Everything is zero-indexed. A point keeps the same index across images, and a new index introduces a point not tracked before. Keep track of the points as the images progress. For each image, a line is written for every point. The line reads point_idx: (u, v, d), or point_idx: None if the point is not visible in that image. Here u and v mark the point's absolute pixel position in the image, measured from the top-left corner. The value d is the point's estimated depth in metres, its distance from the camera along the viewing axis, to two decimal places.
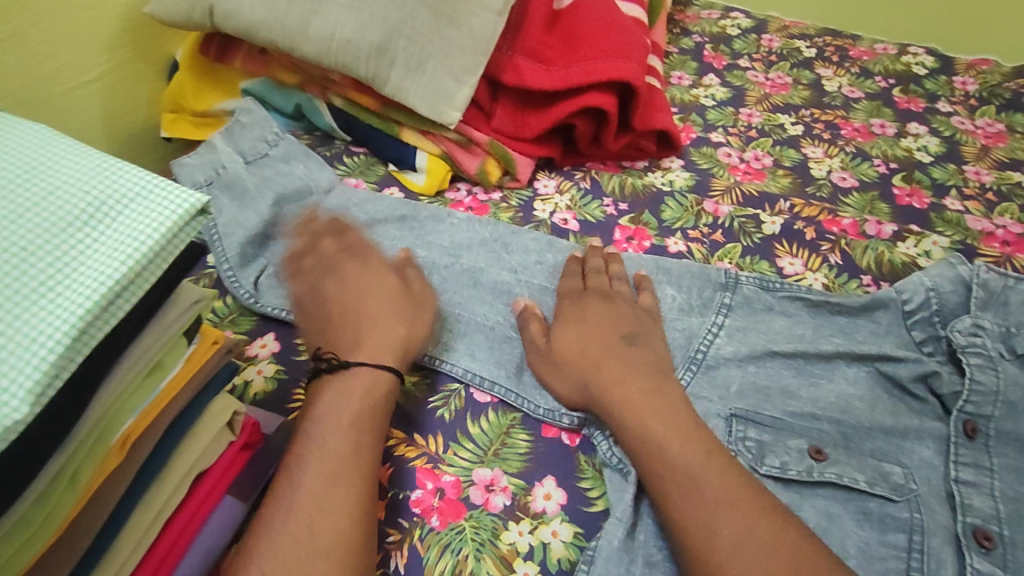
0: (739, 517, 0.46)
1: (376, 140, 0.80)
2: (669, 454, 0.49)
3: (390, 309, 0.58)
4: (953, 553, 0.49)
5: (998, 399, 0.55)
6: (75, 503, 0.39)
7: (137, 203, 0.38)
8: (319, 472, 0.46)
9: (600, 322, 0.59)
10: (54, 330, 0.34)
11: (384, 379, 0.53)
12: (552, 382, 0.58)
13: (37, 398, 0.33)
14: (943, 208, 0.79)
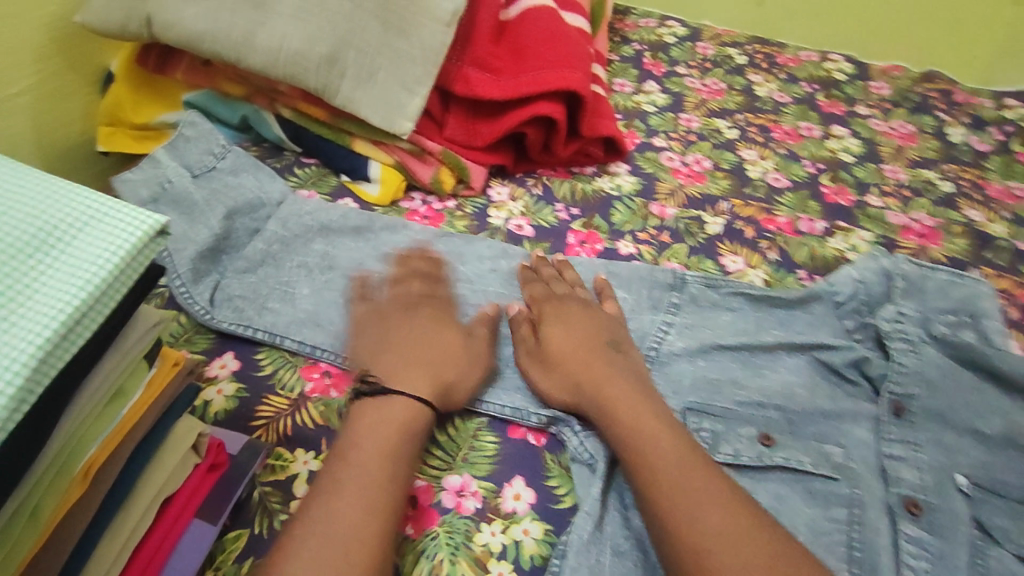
0: (712, 507, 0.48)
1: (327, 151, 0.79)
2: (658, 447, 0.52)
3: (439, 351, 0.58)
4: (888, 522, 0.54)
5: (920, 379, 0.61)
6: (36, 539, 0.38)
7: (92, 226, 0.37)
8: (358, 503, 0.46)
9: (574, 323, 0.62)
10: (12, 362, 0.33)
11: (423, 413, 0.53)
12: (537, 376, 0.59)
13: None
14: (866, 205, 0.85)
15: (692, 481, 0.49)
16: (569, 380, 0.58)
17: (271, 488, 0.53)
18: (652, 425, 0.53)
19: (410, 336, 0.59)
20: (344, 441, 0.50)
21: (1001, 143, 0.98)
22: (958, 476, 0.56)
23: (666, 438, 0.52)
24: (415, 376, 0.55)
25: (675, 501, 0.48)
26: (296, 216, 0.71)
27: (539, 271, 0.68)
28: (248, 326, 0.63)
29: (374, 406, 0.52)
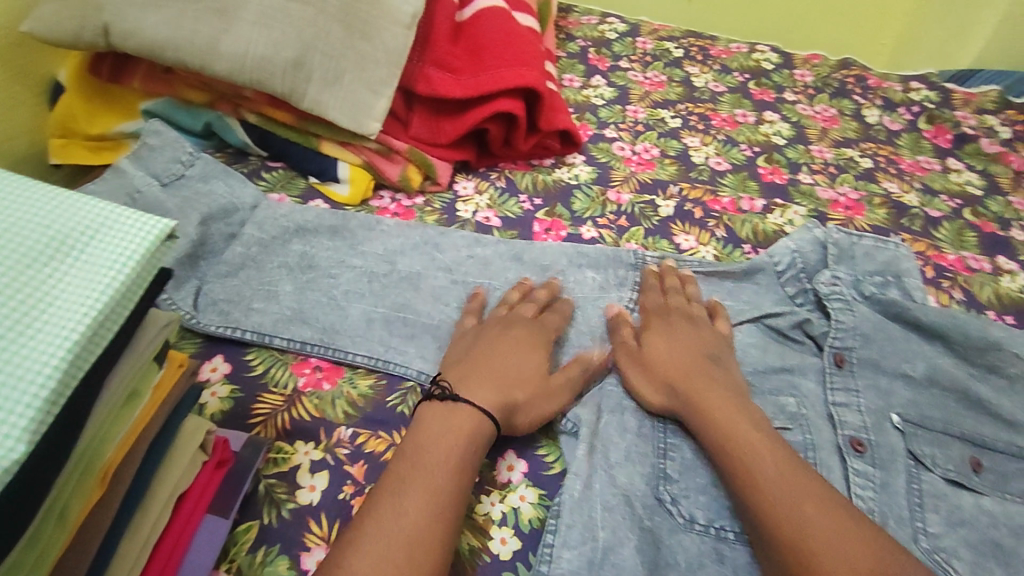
0: (797, 488, 0.51)
1: (295, 154, 0.81)
2: (756, 457, 0.54)
3: (516, 379, 0.59)
4: (838, 460, 0.61)
5: (856, 334, 0.69)
6: (62, 540, 0.39)
7: (102, 234, 0.39)
8: (425, 508, 0.48)
9: (683, 334, 0.66)
10: (42, 365, 0.34)
11: (487, 425, 0.55)
12: (635, 383, 0.63)
13: (32, 436, 0.32)
14: (798, 182, 0.93)
15: (773, 460, 0.53)
16: (664, 389, 0.62)
17: (275, 480, 0.54)
18: (752, 436, 0.56)
19: (490, 357, 0.61)
20: (412, 446, 0.53)
21: (908, 121, 1.09)
22: (892, 416, 0.64)
23: (766, 448, 0.54)
24: (490, 395, 0.57)
25: (779, 505, 0.50)
26: (271, 219, 0.72)
27: (663, 280, 0.73)
28: (235, 328, 0.64)
29: (444, 412, 0.55)
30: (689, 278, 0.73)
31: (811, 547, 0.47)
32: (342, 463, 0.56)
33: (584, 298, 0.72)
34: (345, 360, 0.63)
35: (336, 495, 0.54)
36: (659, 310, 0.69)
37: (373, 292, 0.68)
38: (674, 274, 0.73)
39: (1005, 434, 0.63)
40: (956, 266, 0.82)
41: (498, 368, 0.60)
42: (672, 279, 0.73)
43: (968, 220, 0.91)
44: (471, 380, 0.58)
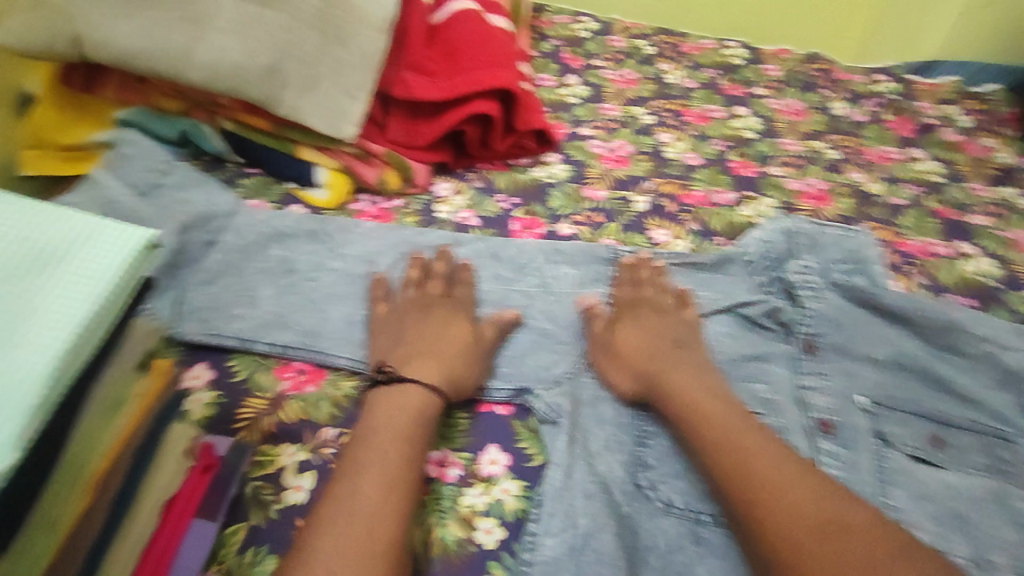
0: (762, 453, 0.55)
1: (271, 161, 0.82)
2: (716, 427, 0.57)
3: (453, 352, 0.63)
4: (808, 442, 0.64)
5: (825, 320, 0.71)
6: (53, 545, 0.40)
7: (82, 246, 0.40)
8: (381, 477, 0.50)
9: (652, 325, 0.70)
10: (30, 377, 0.34)
11: (434, 402, 0.58)
12: (608, 372, 0.66)
13: (20, 442, 0.33)
14: (769, 175, 0.96)
15: (732, 428, 0.57)
16: (635, 376, 0.65)
17: (261, 482, 0.55)
18: (713, 409, 0.59)
19: (422, 339, 0.64)
20: (365, 426, 0.55)
21: (874, 113, 1.12)
22: (859, 397, 0.67)
23: (726, 419, 0.58)
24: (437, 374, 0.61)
25: (744, 471, 0.54)
26: (249, 225, 0.72)
27: (636, 272, 0.75)
28: (217, 334, 0.64)
29: (395, 396, 0.58)
30: (661, 270, 0.76)
31: (773, 508, 0.51)
32: (327, 463, 0.57)
33: (562, 294, 0.74)
34: (328, 363, 0.64)
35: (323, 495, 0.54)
36: (630, 301, 0.72)
37: (355, 295, 0.69)
38: (647, 266, 0.76)
39: (965, 412, 0.66)
40: (919, 253, 0.85)
41: (435, 345, 0.64)
42: (647, 269, 0.76)
43: (931, 207, 0.94)
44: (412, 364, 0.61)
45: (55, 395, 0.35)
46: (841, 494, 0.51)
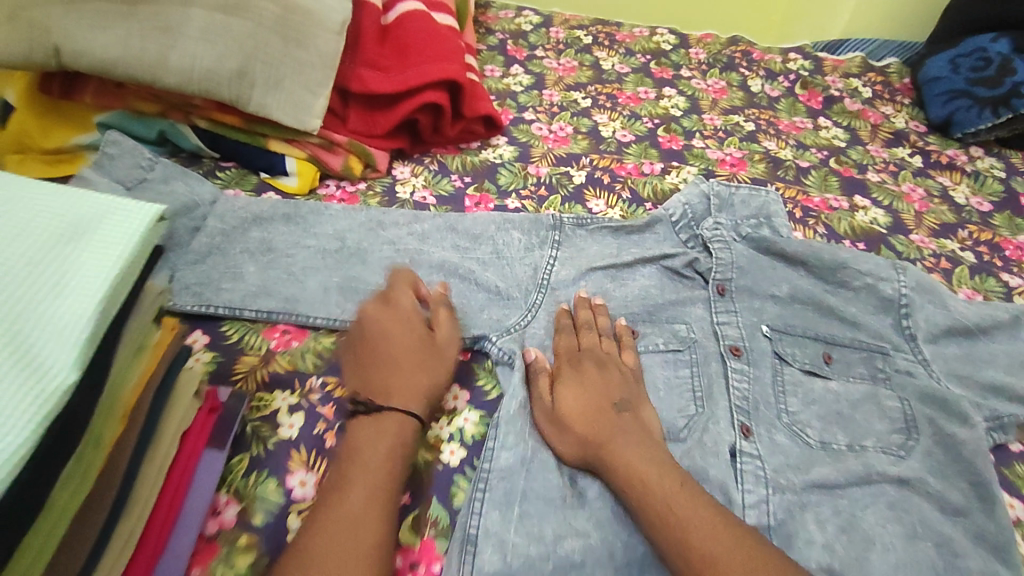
0: (704, 521, 0.55)
1: (245, 153, 0.91)
2: (652, 486, 0.58)
3: (414, 365, 0.67)
4: (720, 365, 0.76)
5: (734, 267, 0.84)
6: (100, 459, 0.48)
7: (109, 217, 0.48)
8: (362, 498, 0.55)
9: (592, 381, 0.69)
10: (79, 317, 0.42)
11: (410, 425, 0.62)
12: (554, 440, 0.66)
13: (82, 364, 0.42)
14: (692, 147, 1.08)
15: (674, 494, 0.58)
16: (579, 442, 0.65)
17: (259, 422, 0.65)
18: (651, 474, 0.60)
19: (383, 359, 0.67)
20: (336, 480, 0.57)
21: (787, 88, 1.25)
22: (763, 327, 0.79)
23: (666, 481, 0.59)
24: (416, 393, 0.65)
25: (687, 535, 0.54)
26: (230, 211, 0.81)
27: (576, 317, 0.78)
28: (208, 305, 0.73)
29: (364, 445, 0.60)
30: (601, 310, 0.78)
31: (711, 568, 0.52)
32: (314, 405, 0.67)
33: (512, 258, 0.84)
34: (308, 323, 0.74)
35: (311, 432, 0.65)
36: (572, 361, 0.72)
37: (329, 266, 0.78)
38: (586, 307, 0.78)
39: (849, 332, 0.80)
40: (820, 207, 0.98)
41: (397, 358, 0.67)
42: (585, 313, 0.78)
43: (833, 168, 1.07)
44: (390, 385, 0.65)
45: (98, 332, 0.43)
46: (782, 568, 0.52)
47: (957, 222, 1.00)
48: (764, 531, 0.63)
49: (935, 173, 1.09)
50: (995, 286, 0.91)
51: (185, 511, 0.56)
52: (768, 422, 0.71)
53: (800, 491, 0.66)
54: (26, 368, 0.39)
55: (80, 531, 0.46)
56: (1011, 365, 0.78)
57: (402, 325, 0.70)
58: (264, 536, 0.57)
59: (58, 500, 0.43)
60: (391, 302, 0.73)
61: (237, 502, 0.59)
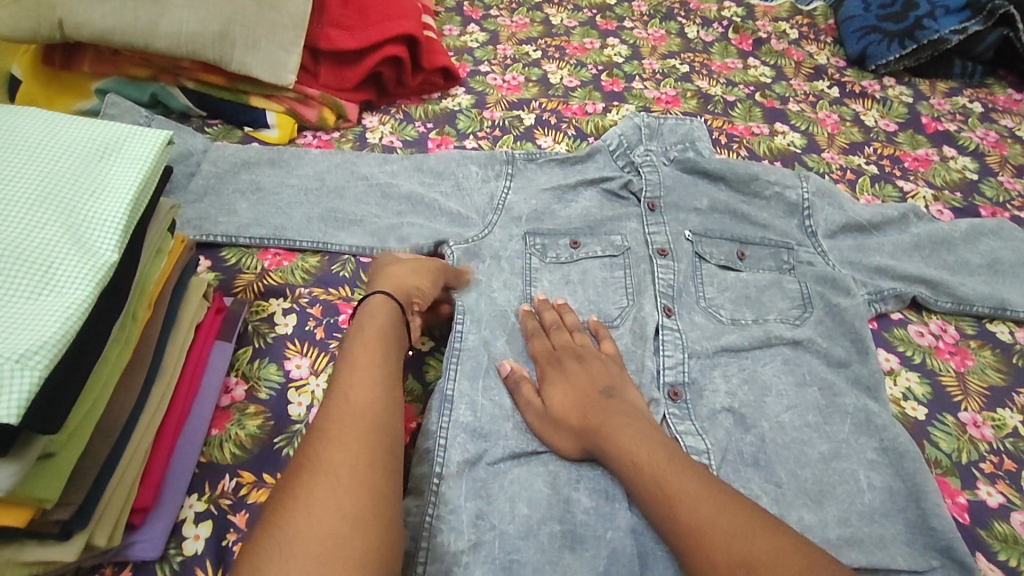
0: (692, 489, 0.55)
1: (230, 110, 1.02)
2: (642, 465, 0.59)
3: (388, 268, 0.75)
4: (648, 266, 0.88)
5: (661, 186, 0.95)
6: (137, 328, 0.60)
7: (130, 140, 0.60)
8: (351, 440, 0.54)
9: (576, 374, 0.71)
10: (116, 213, 0.55)
11: (378, 300, 0.70)
12: (551, 438, 0.67)
13: (120, 246, 0.54)
14: (632, 88, 1.21)
15: (666, 467, 0.58)
16: (575, 435, 0.66)
17: (259, 322, 0.77)
18: (641, 452, 0.60)
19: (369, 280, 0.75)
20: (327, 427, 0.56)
21: (721, 34, 1.37)
22: (686, 232, 0.92)
23: (654, 454, 0.60)
24: (386, 282, 0.73)
25: (678, 511, 0.54)
26: (222, 157, 0.92)
27: (543, 320, 0.79)
28: (209, 234, 0.85)
29: (356, 339, 0.64)
30: (565, 308, 0.80)
31: (700, 531, 0.52)
32: (304, 307, 0.79)
33: (471, 188, 0.94)
34: (295, 247, 0.86)
35: (303, 327, 0.77)
36: (552, 363, 0.73)
37: (311, 200, 0.90)
38: (550, 308, 0.80)
39: (760, 233, 0.92)
40: (743, 133, 1.12)
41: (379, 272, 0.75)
42: (552, 312, 0.80)
43: (757, 101, 1.21)
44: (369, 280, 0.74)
45: (128, 226, 0.56)
46: (773, 521, 0.52)
47: (864, 140, 1.14)
48: (679, 387, 0.75)
49: (849, 101, 1.23)
50: (892, 191, 1.05)
51: (204, 384, 0.68)
52: (688, 306, 0.84)
53: (711, 354, 0.78)
54: (80, 249, 0.52)
55: (129, 379, 0.58)
56: (895, 253, 0.91)
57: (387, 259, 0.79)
58: (269, 405, 0.69)
59: (113, 350, 0.55)
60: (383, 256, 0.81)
61: (245, 382, 0.71)
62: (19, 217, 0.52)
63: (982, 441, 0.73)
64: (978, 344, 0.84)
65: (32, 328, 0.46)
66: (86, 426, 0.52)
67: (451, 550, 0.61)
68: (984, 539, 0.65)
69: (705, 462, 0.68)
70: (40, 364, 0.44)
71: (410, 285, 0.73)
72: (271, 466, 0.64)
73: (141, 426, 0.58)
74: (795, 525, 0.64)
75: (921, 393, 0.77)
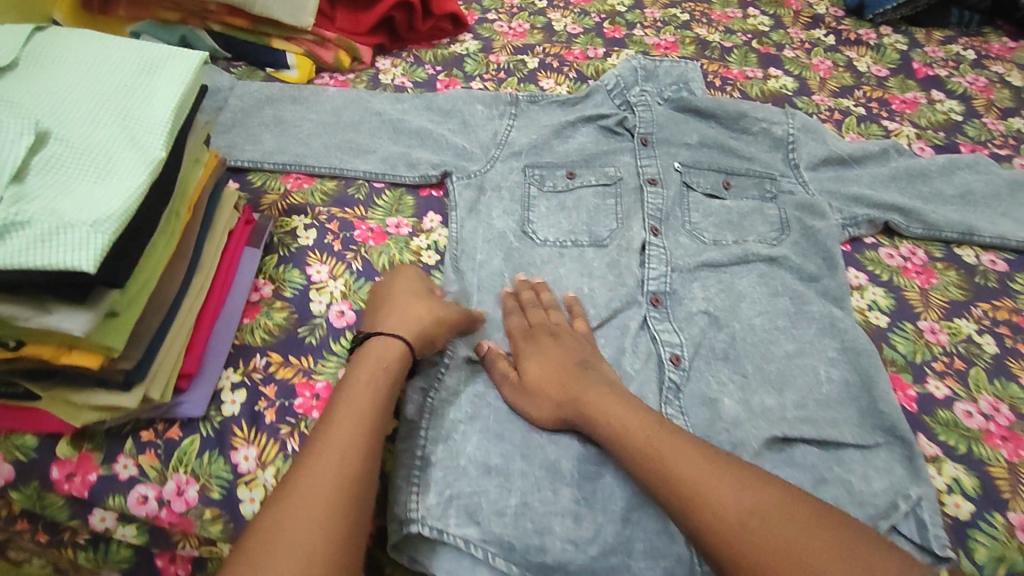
0: (687, 454, 0.59)
1: (253, 51, 1.09)
2: (634, 439, 0.62)
3: (417, 305, 0.72)
4: (637, 195, 0.95)
5: (654, 125, 1.01)
6: (180, 223, 0.68)
7: (171, 59, 0.68)
8: (331, 461, 0.57)
9: (550, 345, 0.73)
10: (162, 120, 0.63)
11: (396, 346, 0.68)
12: (528, 406, 0.69)
13: (168, 146, 0.62)
14: (633, 35, 1.26)
15: (657, 438, 0.61)
16: (553, 404, 0.68)
17: (283, 235, 0.85)
18: (629, 420, 0.63)
19: (395, 307, 0.72)
20: (314, 446, 0.59)
21: None
22: (676, 164, 0.98)
23: (642, 425, 0.63)
24: (407, 322, 0.70)
25: (683, 479, 0.57)
26: (248, 93, 1.00)
27: (521, 300, 0.80)
28: (236, 159, 0.94)
29: (359, 377, 0.65)
30: (541, 287, 0.81)
31: (713, 495, 0.55)
32: (323, 223, 0.87)
33: (477, 126, 1.00)
34: (315, 172, 0.95)
35: (323, 240, 0.85)
36: (529, 334, 0.75)
37: (328, 132, 0.97)
38: (528, 288, 0.81)
39: (746, 165, 0.98)
40: (737, 77, 1.17)
41: (410, 305, 0.72)
42: (529, 292, 0.81)
43: (753, 47, 1.25)
44: (387, 314, 0.72)
45: (173, 131, 0.64)
46: (763, 474, 0.58)
47: (855, 85, 1.19)
48: (661, 295, 0.83)
49: (844, 49, 1.27)
50: (877, 130, 1.10)
51: (236, 284, 0.77)
52: (674, 229, 0.91)
53: (692, 269, 0.85)
54: (135, 147, 0.60)
55: (174, 266, 0.67)
56: (873, 184, 0.97)
57: (416, 292, 0.75)
58: (293, 302, 0.78)
59: (161, 237, 0.64)
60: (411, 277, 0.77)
61: (271, 283, 0.80)
62: (81, 120, 0.60)
63: (936, 345, 0.80)
64: (945, 265, 0.90)
65: (102, 204, 0.54)
66: (142, 297, 0.61)
67: (450, 418, 0.70)
68: (929, 425, 0.73)
69: (677, 353, 0.76)
70: (110, 230, 0.53)
71: (427, 334, 0.71)
72: (296, 350, 0.74)
73: (184, 309, 0.67)
74: (756, 406, 0.72)
75: (885, 304, 0.84)
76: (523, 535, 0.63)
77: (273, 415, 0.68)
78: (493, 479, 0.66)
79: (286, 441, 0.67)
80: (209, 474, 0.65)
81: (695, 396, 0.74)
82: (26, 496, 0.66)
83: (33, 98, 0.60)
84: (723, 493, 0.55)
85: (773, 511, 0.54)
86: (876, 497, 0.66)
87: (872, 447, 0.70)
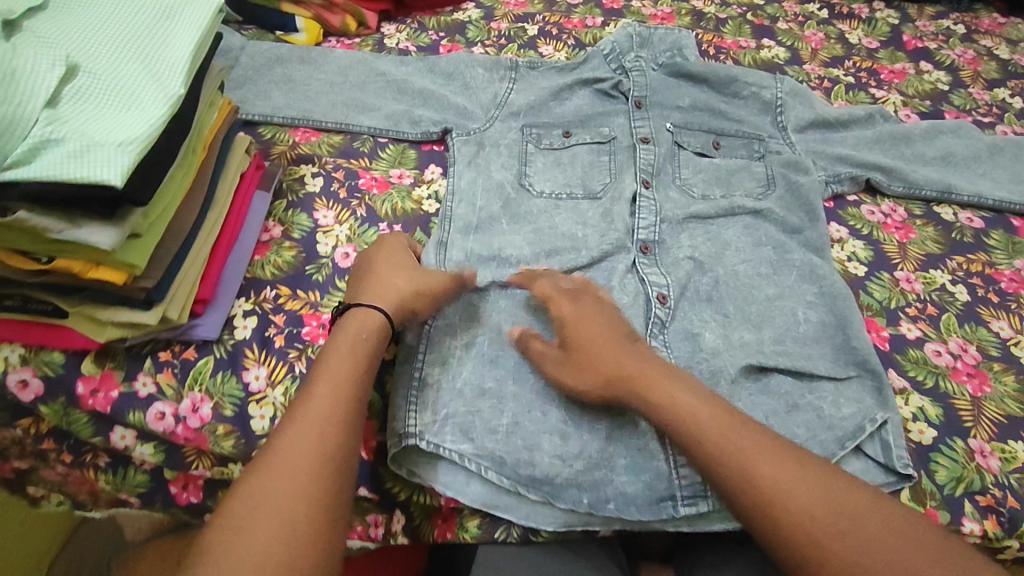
0: (753, 445, 0.60)
1: (264, 15, 1.14)
2: (699, 426, 0.62)
3: (399, 277, 0.73)
4: (630, 153, 0.98)
5: (648, 89, 1.04)
6: (196, 160, 0.73)
7: (191, 4, 0.73)
8: (310, 429, 0.59)
9: (594, 321, 0.71)
10: (180, 59, 0.67)
11: (375, 317, 0.68)
12: (575, 379, 0.68)
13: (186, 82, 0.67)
14: (630, 6, 1.30)
15: (720, 428, 0.62)
16: (602, 378, 0.67)
17: (292, 181, 0.90)
18: (688, 399, 0.64)
19: (376, 277, 0.73)
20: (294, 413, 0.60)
21: None
22: (667, 125, 1.02)
23: (705, 411, 0.63)
24: (386, 293, 0.71)
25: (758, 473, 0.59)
26: (259, 52, 1.04)
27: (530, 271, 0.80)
28: (247, 113, 0.98)
29: (340, 348, 0.65)
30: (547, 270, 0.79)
31: (789, 490, 0.58)
32: (330, 171, 0.92)
33: (477, 87, 1.04)
34: (322, 126, 0.99)
35: (329, 188, 0.90)
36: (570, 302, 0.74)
37: (335, 90, 1.02)
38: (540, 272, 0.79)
39: (736, 127, 1.02)
40: (731, 46, 1.21)
41: (391, 276, 0.73)
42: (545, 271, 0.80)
43: (748, 19, 1.29)
44: (368, 284, 0.72)
45: (190, 71, 0.68)
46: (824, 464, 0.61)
47: (845, 55, 1.23)
48: (649, 244, 0.87)
49: (836, 22, 1.31)
50: (864, 97, 1.14)
51: (248, 222, 0.81)
52: (664, 184, 0.95)
53: (681, 220, 0.90)
54: (155, 81, 0.64)
55: (190, 199, 0.71)
56: (857, 145, 1.01)
57: (399, 262, 0.75)
58: (301, 242, 0.83)
59: (179, 168, 0.68)
60: (395, 248, 0.78)
61: (281, 225, 0.84)
62: (106, 54, 0.65)
63: (910, 292, 0.85)
64: (923, 222, 0.94)
65: (126, 129, 0.59)
66: (161, 221, 0.66)
67: (447, 347, 0.75)
68: (899, 362, 0.77)
69: (664, 292, 0.81)
70: (134, 151, 0.57)
71: (406, 304, 0.71)
72: (302, 284, 0.78)
73: (199, 239, 0.72)
74: (736, 341, 0.77)
75: (864, 256, 0.89)
76: (513, 450, 0.68)
77: (282, 341, 0.73)
78: (486, 401, 0.71)
79: (294, 363, 0.72)
80: (222, 393, 0.70)
81: (678, 332, 0.79)
82: (53, 411, 0.71)
83: (62, 33, 0.65)
84: (804, 491, 0.57)
85: (849, 507, 0.57)
86: (845, 421, 0.71)
87: (844, 380, 0.74)
